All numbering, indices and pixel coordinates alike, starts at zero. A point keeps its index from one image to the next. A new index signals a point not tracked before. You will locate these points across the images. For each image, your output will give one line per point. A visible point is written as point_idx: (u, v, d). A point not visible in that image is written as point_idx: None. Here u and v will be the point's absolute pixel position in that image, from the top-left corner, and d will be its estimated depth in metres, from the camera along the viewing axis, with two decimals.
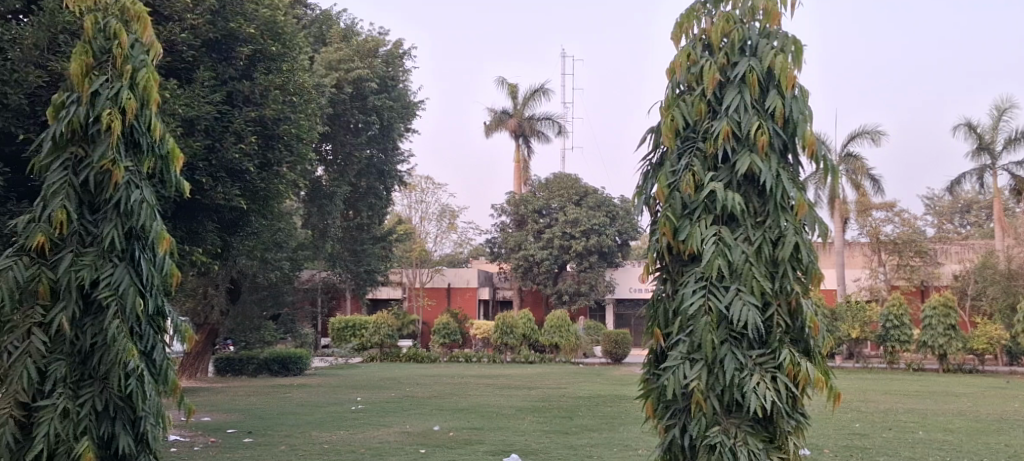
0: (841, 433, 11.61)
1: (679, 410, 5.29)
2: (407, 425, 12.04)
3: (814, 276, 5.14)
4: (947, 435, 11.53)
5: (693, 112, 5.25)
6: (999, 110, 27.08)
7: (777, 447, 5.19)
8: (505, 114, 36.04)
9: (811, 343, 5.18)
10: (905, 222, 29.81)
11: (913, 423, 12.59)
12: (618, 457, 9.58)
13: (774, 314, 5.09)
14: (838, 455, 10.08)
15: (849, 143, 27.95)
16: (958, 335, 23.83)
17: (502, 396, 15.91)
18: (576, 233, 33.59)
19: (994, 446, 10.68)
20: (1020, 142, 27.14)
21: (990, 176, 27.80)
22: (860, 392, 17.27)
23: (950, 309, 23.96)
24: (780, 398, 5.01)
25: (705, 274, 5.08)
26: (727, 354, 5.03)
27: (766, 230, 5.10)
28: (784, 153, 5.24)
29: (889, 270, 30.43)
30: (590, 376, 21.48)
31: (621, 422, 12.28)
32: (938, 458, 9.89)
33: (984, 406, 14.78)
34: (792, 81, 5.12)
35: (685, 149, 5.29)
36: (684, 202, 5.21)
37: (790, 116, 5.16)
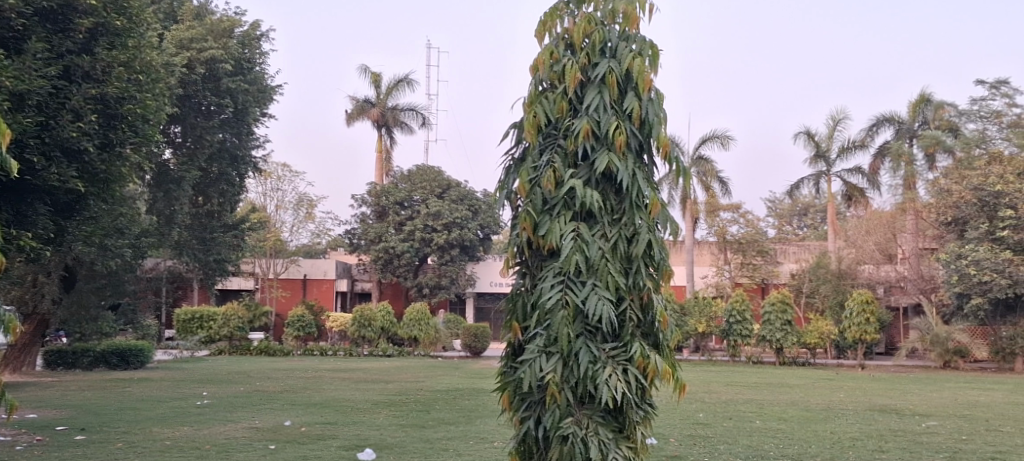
0: (686, 423, 12.12)
1: (535, 401, 5.34)
2: (256, 420, 11.61)
3: (665, 273, 5.31)
4: (781, 423, 12.27)
5: (555, 109, 5.31)
6: (834, 121, 29.03)
7: (626, 437, 5.33)
8: (367, 103, 35.44)
9: (660, 337, 5.34)
10: (749, 222, 31.44)
11: (751, 413, 13.33)
12: (474, 450, 9.60)
13: (627, 308, 5.21)
14: (683, 444, 10.52)
15: (701, 147, 29.22)
16: (794, 330, 25.44)
17: (357, 390, 15.66)
18: (438, 226, 33.57)
19: (821, 433, 11.46)
20: (852, 152, 29.22)
21: (825, 182, 29.81)
22: (705, 384, 18.14)
23: (787, 306, 25.45)
24: (630, 389, 5.16)
25: (563, 269, 5.16)
26: (581, 348, 5.13)
27: (622, 226, 5.22)
28: (640, 154, 5.37)
29: (733, 268, 32.13)
30: (448, 369, 21.51)
31: (477, 415, 12.33)
32: (772, 445, 10.50)
33: (814, 397, 15.84)
34: (648, 84, 5.27)
35: (546, 145, 5.35)
36: (545, 197, 5.27)
37: (646, 117, 5.30)
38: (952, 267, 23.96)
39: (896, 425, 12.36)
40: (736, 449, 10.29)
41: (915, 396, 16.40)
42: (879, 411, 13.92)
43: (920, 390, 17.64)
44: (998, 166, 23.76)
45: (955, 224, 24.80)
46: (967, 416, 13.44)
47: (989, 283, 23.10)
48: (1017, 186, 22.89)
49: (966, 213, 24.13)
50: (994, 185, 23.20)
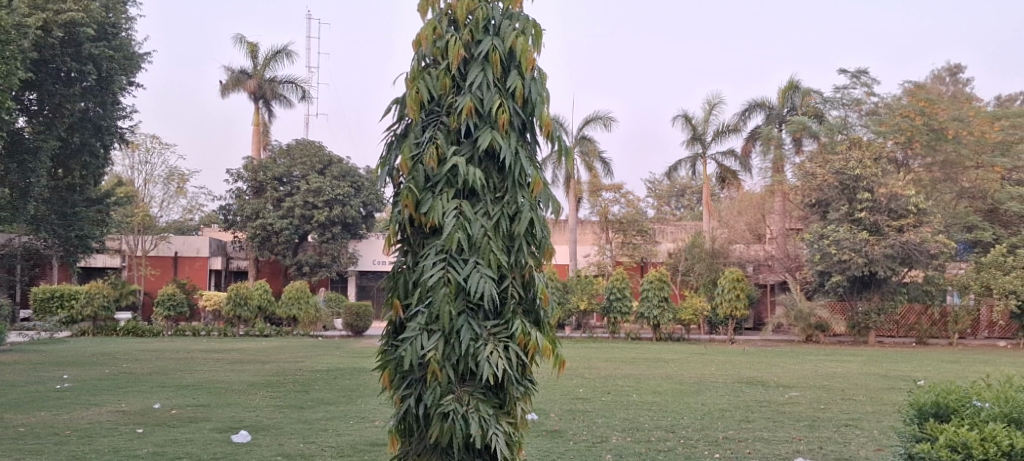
0: (566, 398, 12.35)
1: (415, 380, 5.32)
2: (122, 404, 11.09)
3: (548, 251, 5.36)
4: (655, 397, 12.70)
5: (437, 86, 5.28)
6: (710, 105, 30.03)
7: (506, 412, 5.36)
8: (243, 74, 34.19)
9: (541, 314, 5.40)
10: (629, 203, 32.21)
11: (627, 387, 13.72)
12: (353, 430, 9.49)
13: (508, 286, 5.24)
14: (562, 419, 10.71)
15: (584, 128, 29.67)
16: (670, 307, 26.28)
17: (231, 371, 15.18)
18: (319, 203, 32.82)
19: (693, 405, 11.93)
20: (726, 135, 30.34)
21: (700, 165, 30.87)
22: (585, 360, 18.54)
23: (664, 283, 26.30)
24: (512, 366, 5.19)
25: (445, 247, 5.15)
26: (463, 326, 5.14)
27: (505, 205, 5.23)
28: (523, 132, 5.37)
29: (614, 247, 32.91)
30: (328, 349, 21.14)
31: (357, 395, 12.19)
32: (647, 418, 10.85)
33: (687, 371, 16.44)
34: (531, 63, 5.27)
35: (429, 121, 5.30)
36: (427, 174, 5.24)
37: (530, 96, 5.31)
38: (815, 247, 25.30)
39: (761, 396, 13.01)
40: (613, 422, 10.57)
41: (779, 369, 17.27)
42: (746, 383, 14.60)
43: (784, 363, 18.62)
44: (858, 151, 25.24)
45: (818, 205, 25.99)
46: (825, 386, 14.30)
47: (847, 262, 24.57)
48: (875, 170, 24.52)
49: (828, 195, 25.41)
50: (854, 169, 24.75)
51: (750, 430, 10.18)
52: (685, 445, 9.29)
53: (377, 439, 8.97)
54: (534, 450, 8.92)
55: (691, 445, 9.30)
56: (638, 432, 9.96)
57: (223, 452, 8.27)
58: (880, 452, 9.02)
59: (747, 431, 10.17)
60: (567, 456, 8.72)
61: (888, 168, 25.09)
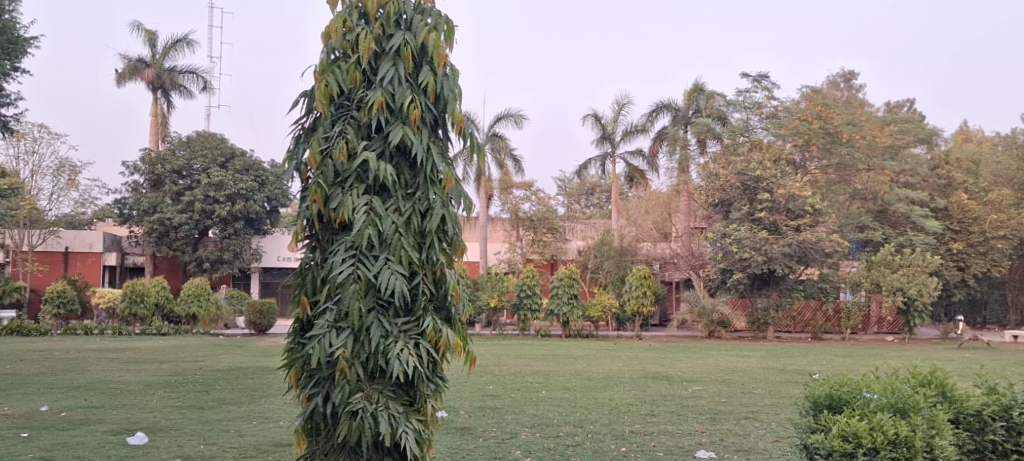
0: (476, 395, 12.34)
1: (322, 379, 5.20)
2: (6, 407, 10.50)
3: (459, 248, 5.32)
4: (564, 393, 12.81)
5: (347, 80, 5.18)
6: (619, 105, 30.49)
7: (416, 410, 5.30)
8: (140, 63, 32.88)
9: (452, 311, 5.35)
10: (540, 201, 32.42)
11: (536, 384, 13.80)
12: (256, 430, 9.24)
13: (419, 282, 5.18)
14: (472, 415, 10.69)
15: (495, 125, 29.71)
16: (578, 304, 26.60)
17: (127, 371, 14.57)
18: (221, 197, 31.86)
19: (601, 401, 12.10)
20: (634, 135, 30.87)
21: (610, 164, 31.33)
22: (495, 357, 18.57)
23: (573, 280, 26.58)
24: (422, 363, 5.12)
25: (355, 243, 5.05)
26: (372, 323, 5.05)
27: (416, 201, 5.17)
28: (435, 128, 5.32)
29: (525, 245, 33.05)
30: (230, 348, 20.52)
31: (261, 394, 11.89)
32: (556, 414, 10.94)
33: (595, 367, 16.62)
34: (443, 59, 5.22)
35: (339, 116, 5.20)
36: (337, 169, 5.13)
37: (442, 93, 5.25)
38: (717, 245, 26.03)
39: (665, 390, 13.30)
40: (522, 418, 10.61)
41: (683, 364, 17.67)
42: (652, 378, 14.89)
43: (688, 358, 19.09)
44: (758, 153, 26.09)
45: (722, 205, 26.69)
46: (727, 381, 14.70)
47: (748, 260, 25.39)
48: (774, 171, 25.42)
49: (730, 196, 26.10)
50: (755, 171, 25.57)
51: (655, 424, 10.39)
52: (592, 440, 9.41)
53: (283, 439, 8.76)
54: (444, 448, 8.86)
55: (598, 440, 9.43)
56: (547, 428, 10.02)
57: (118, 455, 7.93)
58: (778, 443, 9.33)
59: (653, 424, 10.37)
60: (475, 453, 8.67)
61: (787, 170, 25.99)
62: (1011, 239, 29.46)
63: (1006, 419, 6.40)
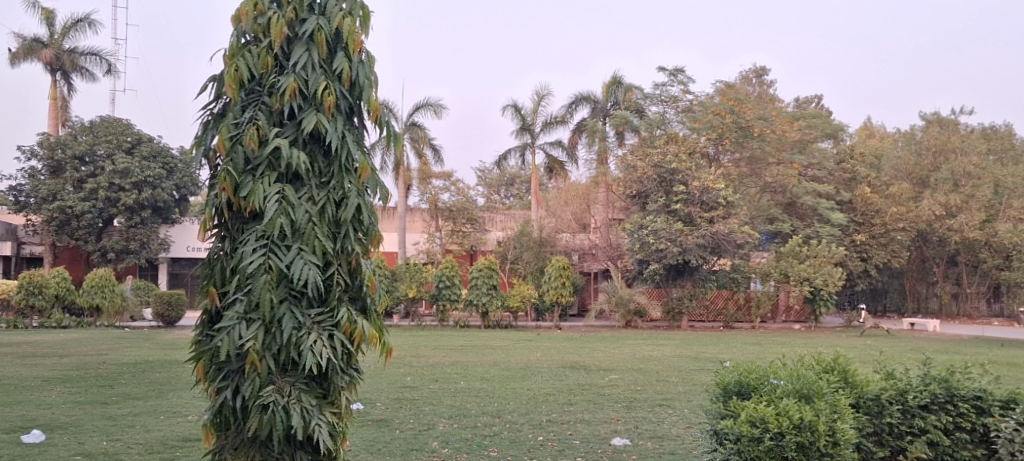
0: (393, 386, 12.23)
1: (232, 371, 5.06)
2: None
3: (374, 238, 5.25)
4: (481, 383, 12.83)
5: (258, 64, 5.04)
6: (538, 96, 30.61)
7: (329, 403, 5.21)
8: (37, 44, 31.37)
9: (368, 301, 5.29)
10: (459, 191, 32.30)
11: (454, 374, 13.78)
12: (163, 425, 8.94)
13: (333, 273, 5.08)
14: (388, 407, 10.59)
15: (413, 114, 29.44)
16: (497, 294, 26.62)
17: (22, 366, 13.90)
18: (126, 185, 30.78)
19: (518, 390, 12.17)
20: (553, 127, 31.06)
21: (529, 154, 31.44)
22: (413, 348, 18.45)
23: (493, 271, 26.60)
24: (336, 356, 5.04)
25: (266, 232, 4.92)
26: (285, 313, 4.92)
27: (330, 190, 5.06)
28: (350, 116, 5.22)
29: (444, 235, 32.88)
30: (137, 341, 19.80)
31: (168, 388, 11.52)
32: (473, 404, 10.94)
33: (513, 357, 16.70)
34: (358, 45, 5.13)
35: (249, 101, 5.06)
36: (247, 156, 4.99)
37: (357, 79, 5.16)
38: (635, 236, 26.41)
39: (582, 379, 13.46)
40: (440, 409, 10.57)
41: (600, 353, 17.92)
42: (569, 367, 15.05)
43: (605, 347, 19.34)
44: (674, 146, 26.60)
45: (638, 197, 27.12)
46: (642, 369, 14.99)
47: (663, 251, 25.90)
48: (689, 164, 25.96)
49: (647, 188, 26.53)
50: (670, 163, 26.00)
51: (572, 413, 10.50)
52: (510, 430, 9.45)
53: (191, 434, 8.51)
54: (359, 441, 8.74)
55: (516, 429, 9.47)
56: (464, 419, 10.01)
57: (11, 455, 7.56)
58: (690, 430, 9.56)
59: (569, 413, 10.48)
60: (392, 445, 8.59)
61: (701, 163, 26.60)
62: (909, 231, 30.91)
63: (901, 403, 6.69)
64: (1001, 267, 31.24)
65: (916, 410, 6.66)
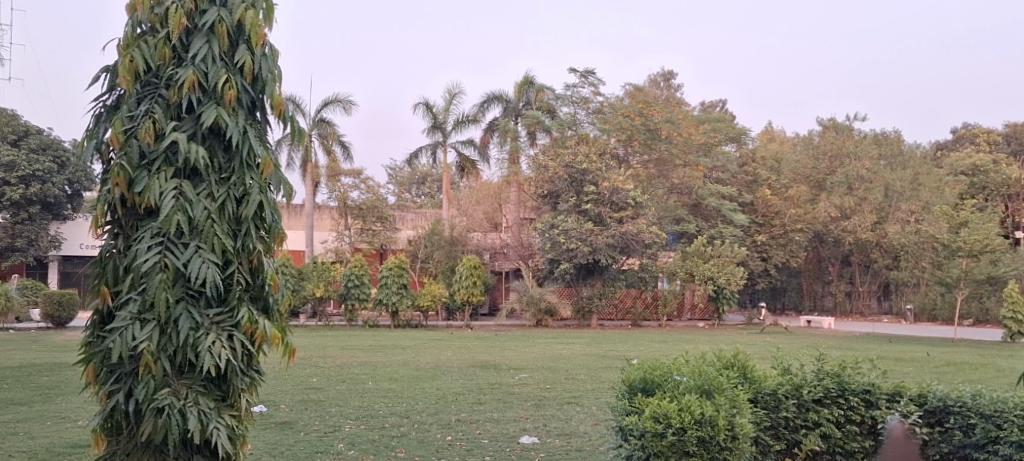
0: (299, 388, 11.98)
1: (125, 374, 4.86)
2: None
3: (277, 236, 5.13)
4: (391, 383, 12.71)
5: (155, 55, 4.86)
6: (450, 95, 30.54)
7: (229, 405, 5.06)
8: None
9: (270, 301, 5.16)
10: (369, 189, 31.89)
11: (362, 375, 13.59)
12: (50, 431, 8.52)
13: (234, 272, 4.94)
14: (293, 410, 10.37)
15: (322, 110, 28.90)
16: (408, 293, 26.41)
17: None
18: (12, 179, 29.52)
19: (428, 391, 12.10)
20: (465, 125, 31.02)
21: (441, 153, 31.31)
22: (320, 348, 18.12)
23: (402, 270, 26.37)
24: (235, 357, 4.90)
25: (162, 230, 4.75)
26: (181, 314, 4.76)
27: (231, 186, 4.92)
28: (252, 111, 5.09)
29: (353, 233, 32.40)
30: (22, 343, 18.82)
31: (57, 393, 10.98)
32: (381, 405, 10.80)
33: (422, 357, 16.59)
34: (261, 38, 4.99)
35: (145, 94, 4.87)
36: (141, 151, 4.80)
37: (259, 73, 5.02)
38: (545, 236, 26.56)
39: (492, 378, 13.49)
40: (346, 410, 10.42)
41: (510, 352, 17.98)
42: (480, 367, 15.05)
43: (515, 347, 19.40)
44: (585, 146, 26.98)
45: (550, 197, 27.32)
46: (551, 367, 15.11)
47: (574, 250, 26.17)
48: (599, 165, 26.38)
49: (558, 188, 26.75)
50: (581, 164, 26.35)
51: (481, 412, 10.50)
52: (418, 430, 9.39)
53: (81, 440, 8.14)
54: (262, 444, 8.53)
55: (424, 430, 9.41)
56: (372, 420, 9.89)
57: None
58: (597, 427, 9.69)
59: (479, 412, 10.48)
60: (296, 447, 8.42)
61: (610, 164, 27.09)
62: (807, 232, 32.19)
63: (796, 397, 6.94)
64: (890, 267, 32.83)
65: (811, 404, 6.92)
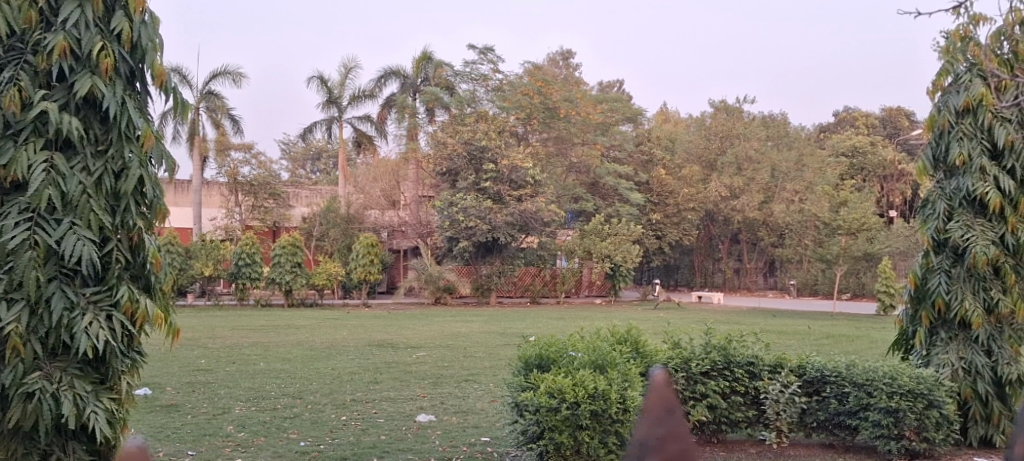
0: (185, 370, 11.57)
1: None
2: None
3: (159, 212, 4.92)
4: (283, 364, 12.42)
5: (20, 18, 4.53)
6: (346, 69, 29.93)
7: (107, 388, 4.82)
8: None
9: (151, 279, 4.95)
10: (260, 164, 30.96)
11: (254, 356, 13.23)
12: None
13: (113, 250, 4.71)
14: (180, 392, 10.02)
15: (210, 82, 27.84)
16: (302, 272, 25.90)
17: None
18: None
19: (322, 370, 11.90)
20: (361, 101, 30.51)
21: (336, 128, 30.70)
22: (210, 329, 17.55)
23: (296, 248, 25.90)
24: (114, 337, 4.67)
25: (31, 205, 4.45)
26: (54, 293, 4.49)
27: (109, 160, 4.67)
28: (131, 80, 4.84)
29: (243, 210, 31.39)
30: None
31: None
32: (274, 386, 10.57)
33: (317, 336, 16.30)
34: (141, 4, 4.74)
35: (9, 60, 4.54)
36: (6, 120, 4.48)
37: (139, 41, 4.78)
38: (444, 214, 26.40)
39: (390, 357, 13.39)
40: (236, 392, 10.14)
41: (408, 331, 17.89)
42: (376, 345, 14.90)
43: (414, 325, 19.31)
44: (483, 124, 26.95)
45: (448, 174, 27.16)
46: (449, 346, 15.08)
47: (473, 228, 26.16)
48: (498, 142, 26.46)
49: (457, 165, 26.64)
50: (480, 141, 26.37)
51: (378, 391, 10.41)
52: (312, 411, 9.21)
53: None
54: (145, 428, 8.21)
55: (318, 410, 9.26)
56: (263, 401, 9.65)
57: None
58: (493, 403, 9.77)
59: (375, 392, 10.38)
60: (183, 431, 8.14)
61: (509, 142, 27.18)
62: (698, 211, 33.23)
63: (685, 370, 7.13)
64: (776, 244, 34.21)
65: (698, 377, 7.13)
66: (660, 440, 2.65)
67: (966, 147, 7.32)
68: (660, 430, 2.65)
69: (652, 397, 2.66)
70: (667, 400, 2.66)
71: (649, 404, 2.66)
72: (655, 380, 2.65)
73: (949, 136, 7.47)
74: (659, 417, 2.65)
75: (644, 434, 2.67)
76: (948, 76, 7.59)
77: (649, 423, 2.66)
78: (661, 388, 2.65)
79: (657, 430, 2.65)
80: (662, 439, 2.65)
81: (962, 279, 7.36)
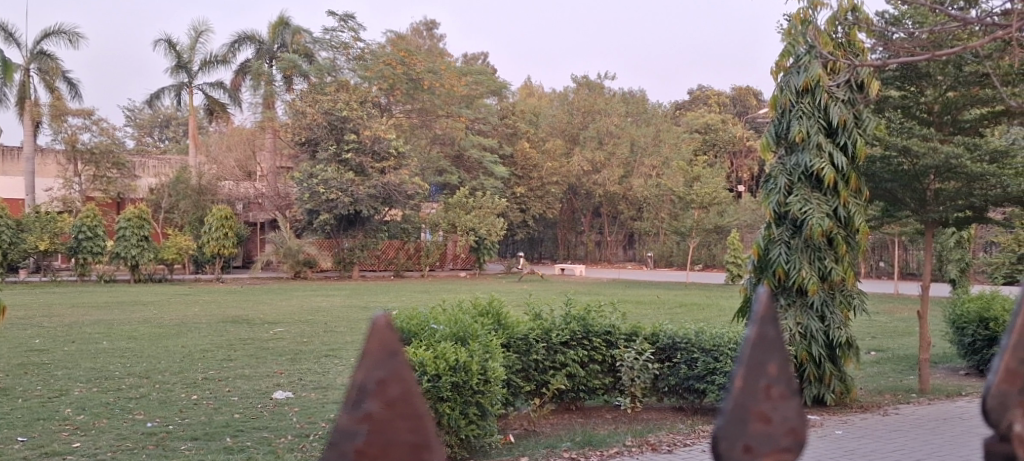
0: (16, 351, 10.78)
1: None
2: None
3: None
4: (128, 342, 11.79)
5: None
6: (196, 32, 28.48)
7: None
8: None
9: None
10: (103, 131, 29.02)
11: (96, 334, 12.49)
12: None
13: None
14: (9, 374, 9.32)
15: (43, 42, 25.82)
16: (150, 246, 24.58)
17: None
18: None
19: (171, 348, 11.38)
20: (213, 66, 29.11)
21: (186, 94, 29.23)
22: (44, 306, 16.43)
23: (143, 221, 24.55)
24: None
25: None
26: None
27: None
28: None
29: (84, 180, 29.31)
30: None
31: None
32: (117, 366, 10.01)
33: (166, 313, 15.56)
34: None
35: None
36: None
37: None
38: (304, 185, 25.67)
39: (245, 333, 12.94)
40: (74, 373, 9.53)
41: (265, 306, 17.36)
42: (230, 321, 14.38)
43: (271, 300, 18.80)
44: (344, 93, 26.42)
45: (308, 144, 26.32)
46: (308, 320, 14.76)
47: (334, 200, 25.59)
48: (360, 113, 25.95)
49: (317, 135, 25.90)
50: (341, 111, 25.80)
51: (231, 369, 10.02)
52: (159, 391, 8.78)
53: None
54: None
55: (166, 390, 8.83)
56: (105, 382, 9.12)
57: None
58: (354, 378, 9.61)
59: (228, 369, 9.99)
60: (11, 416, 7.57)
61: (372, 112, 26.70)
62: (561, 185, 33.95)
63: (545, 340, 7.21)
64: (634, 217, 35.37)
65: (558, 347, 7.23)
66: (385, 393, 1.57)
67: (805, 125, 7.76)
68: (381, 375, 1.58)
69: (377, 335, 1.59)
70: (391, 338, 1.60)
71: (368, 345, 1.58)
72: (375, 316, 1.59)
73: (791, 114, 7.88)
74: (381, 358, 1.58)
75: (359, 387, 1.58)
76: (790, 58, 7.99)
77: (367, 369, 1.58)
78: (384, 324, 1.59)
79: (378, 375, 1.58)
80: (388, 390, 1.58)
81: (801, 248, 7.81)
